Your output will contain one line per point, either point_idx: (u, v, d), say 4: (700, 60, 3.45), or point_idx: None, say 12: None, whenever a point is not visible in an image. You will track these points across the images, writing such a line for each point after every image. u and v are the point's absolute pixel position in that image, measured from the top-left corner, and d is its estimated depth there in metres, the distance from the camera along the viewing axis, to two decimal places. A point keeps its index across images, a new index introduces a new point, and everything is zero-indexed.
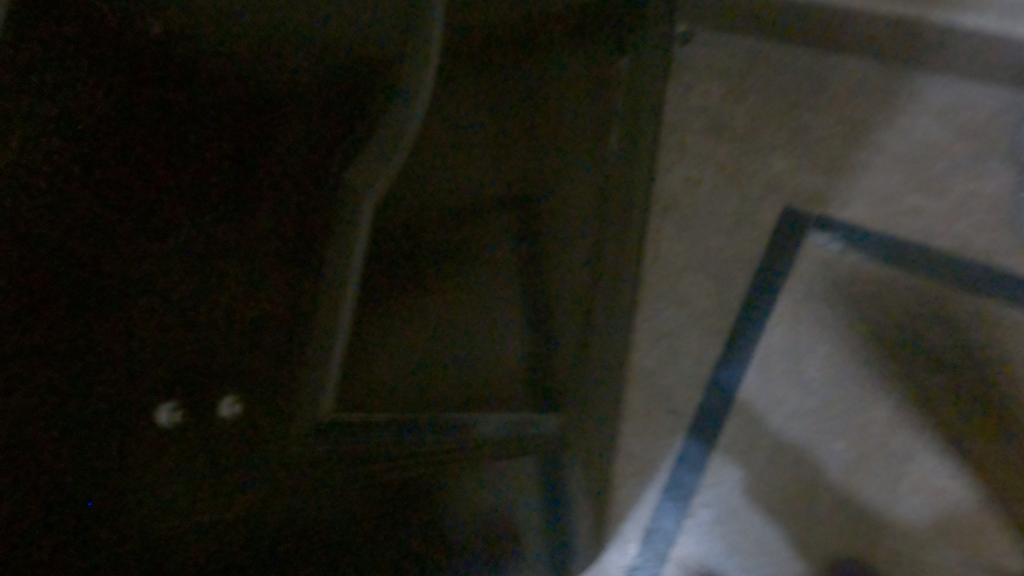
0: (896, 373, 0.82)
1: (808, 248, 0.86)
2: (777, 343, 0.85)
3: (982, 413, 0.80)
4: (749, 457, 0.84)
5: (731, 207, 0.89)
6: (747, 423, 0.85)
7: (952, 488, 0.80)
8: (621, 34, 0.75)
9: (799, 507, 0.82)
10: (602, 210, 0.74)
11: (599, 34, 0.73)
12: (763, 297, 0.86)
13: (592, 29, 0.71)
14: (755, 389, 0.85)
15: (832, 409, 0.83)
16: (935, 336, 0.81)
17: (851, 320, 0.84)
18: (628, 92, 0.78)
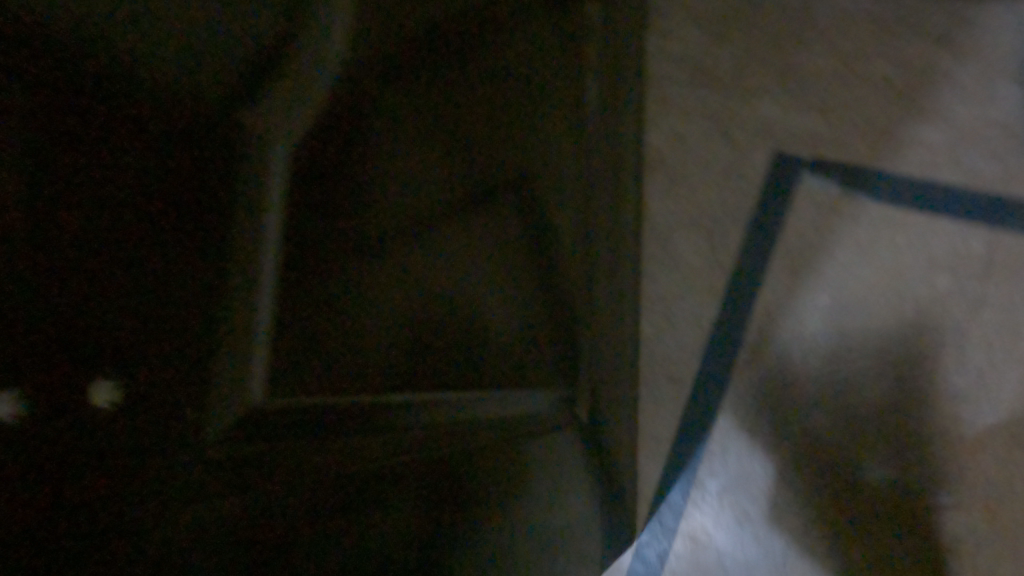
0: (907, 319, 0.77)
1: (805, 193, 0.80)
2: (779, 298, 0.79)
3: (999, 352, 0.75)
4: (754, 421, 0.78)
5: (722, 158, 0.82)
6: (751, 386, 0.78)
7: (973, 435, 0.75)
8: None
9: (812, 470, 0.77)
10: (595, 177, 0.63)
11: None
12: (759, 250, 0.80)
13: None
14: (756, 349, 0.79)
15: (840, 361, 0.77)
16: (946, 277, 0.77)
17: (856, 266, 0.78)
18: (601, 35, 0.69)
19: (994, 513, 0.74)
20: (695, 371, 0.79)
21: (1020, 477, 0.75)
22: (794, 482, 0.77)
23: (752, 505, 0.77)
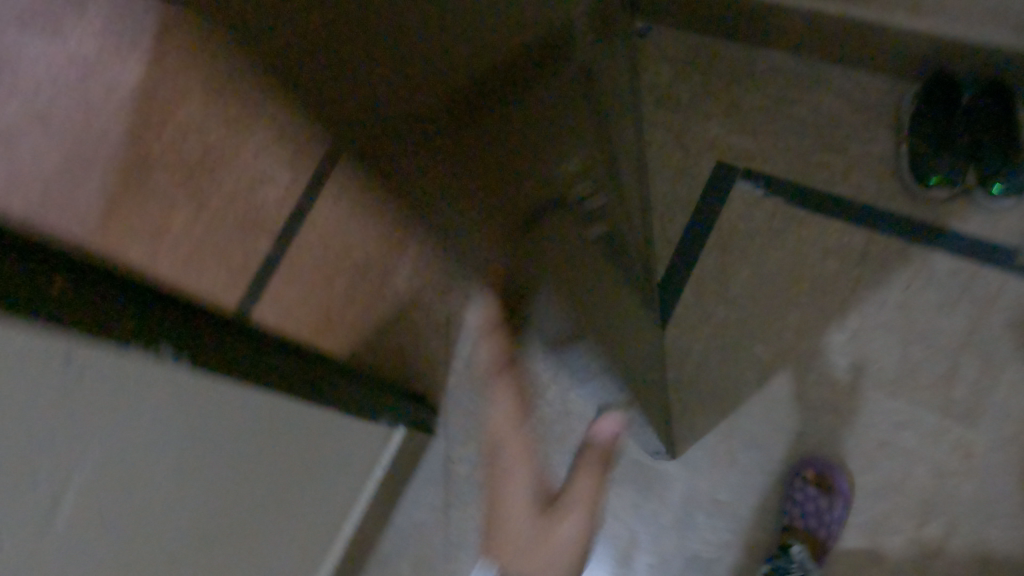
0: (803, 289, 0.96)
1: (736, 193, 1.02)
2: (706, 268, 1.01)
3: (869, 319, 0.93)
4: (681, 362, 0.98)
5: (675, 162, 1.06)
6: (682, 333, 0.99)
7: (851, 380, 0.92)
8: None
9: (718, 401, 0.95)
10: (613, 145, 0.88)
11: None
12: (697, 234, 1.02)
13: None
14: (686, 305, 1.00)
15: (749, 318, 0.97)
16: (834, 261, 0.96)
17: (767, 249, 0.99)
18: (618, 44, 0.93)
19: (864, 445, 0.89)
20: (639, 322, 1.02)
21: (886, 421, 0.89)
22: (702, 410, 0.95)
23: (683, 490, 0.94)
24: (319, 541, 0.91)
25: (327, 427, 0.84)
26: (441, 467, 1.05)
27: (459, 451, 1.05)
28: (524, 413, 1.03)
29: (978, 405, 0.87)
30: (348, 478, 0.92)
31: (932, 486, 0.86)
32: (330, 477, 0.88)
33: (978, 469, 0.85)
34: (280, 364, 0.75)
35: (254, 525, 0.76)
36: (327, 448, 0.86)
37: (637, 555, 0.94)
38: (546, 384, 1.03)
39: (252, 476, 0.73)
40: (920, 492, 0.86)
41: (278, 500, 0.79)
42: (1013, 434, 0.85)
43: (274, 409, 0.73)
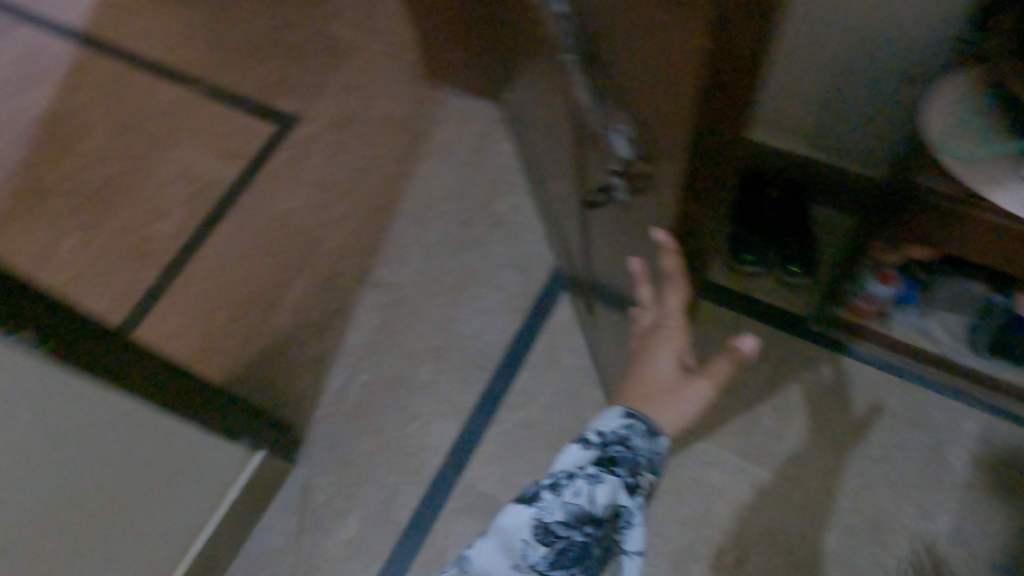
0: None
1: None
2: (558, 323, 1.15)
3: None
4: (529, 402, 1.09)
5: (541, 227, 1.24)
6: (532, 374, 1.11)
7: None
8: (520, 71, 1.11)
9: (555, 436, 1.06)
10: (570, 174, 1.02)
11: (522, 68, 1.09)
12: (553, 290, 1.18)
13: (522, 57, 1.06)
14: (538, 350, 1.13)
15: (585, 364, 1.11)
16: None
17: None
18: (532, 104, 1.12)
19: (676, 480, 1.01)
20: (499, 364, 1.13)
21: (695, 461, 1.02)
22: (540, 442, 1.06)
23: None
24: (156, 561, 0.92)
25: (176, 445, 0.89)
26: (300, 493, 1.07)
27: (319, 479, 1.08)
28: (384, 444, 1.09)
29: (770, 449, 1.02)
30: (194, 500, 0.95)
31: (726, 518, 0.98)
32: (172, 495, 0.91)
33: (766, 505, 0.98)
34: (118, 362, 0.75)
35: (87, 530, 0.80)
36: (172, 465, 0.89)
37: None
38: (408, 416, 1.11)
39: (88, 487, 0.78)
40: (718, 524, 0.98)
41: (121, 503, 0.84)
42: (795, 473, 1.00)
43: (129, 412, 0.80)
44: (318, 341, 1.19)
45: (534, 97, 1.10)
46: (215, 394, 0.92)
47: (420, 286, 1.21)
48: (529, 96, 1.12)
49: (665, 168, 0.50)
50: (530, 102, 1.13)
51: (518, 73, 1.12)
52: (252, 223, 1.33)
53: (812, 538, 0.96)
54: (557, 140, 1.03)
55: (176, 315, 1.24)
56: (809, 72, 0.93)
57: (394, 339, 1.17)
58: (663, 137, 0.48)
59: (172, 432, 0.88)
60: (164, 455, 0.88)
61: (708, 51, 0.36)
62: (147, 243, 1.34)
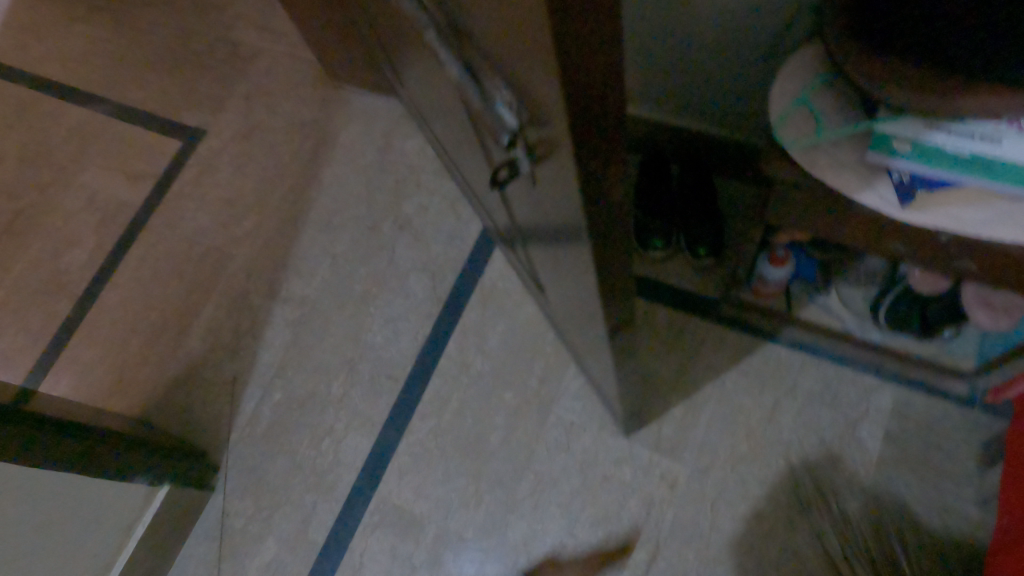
0: (546, 342, 1.09)
1: (498, 255, 1.16)
2: (468, 325, 1.12)
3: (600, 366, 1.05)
4: (440, 410, 1.07)
5: (448, 226, 1.21)
6: (443, 380, 1.09)
7: (579, 421, 1.03)
8: (402, 69, 1.06)
9: (467, 444, 1.04)
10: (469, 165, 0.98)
11: (401, 66, 1.05)
12: (462, 291, 1.15)
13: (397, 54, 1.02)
14: (448, 355, 1.11)
15: (494, 366, 1.09)
16: None
17: (521, 306, 1.12)
18: (422, 100, 1.08)
19: (590, 483, 0.99)
20: (409, 372, 1.11)
21: (607, 461, 1.00)
22: (452, 450, 1.05)
23: (433, 530, 1.01)
24: None
25: (61, 498, 0.88)
26: (217, 521, 1.07)
27: (235, 505, 1.07)
28: (298, 465, 1.08)
29: (683, 439, 0.99)
30: (94, 545, 0.93)
31: (639, 515, 0.96)
32: (68, 552, 0.90)
33: (679, 498, 0.96)
34: None
35: None
36: (62, 520, 0.88)
37: None
38: (322, 433, 1.09)
39: None
40: (631, 522, 0.96)
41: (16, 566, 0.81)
42: (709, 464, 0.97)
43: None
44: (230, 364, 1.17)
45: (421, 95, 1.07)
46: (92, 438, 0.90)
47: (329, 298, 1.19)
48: (417, 93, 1.08)
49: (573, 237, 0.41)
50: (420, 98, 1.09)
51: (402, 71, 1.08)
52: (161, 247, 1.30)
53: (726, 529, 0.94)
54: (449, 133, 0.99)
55: (90, 349, 1.22)
56: (684, 39, 0.88)
57: (305, 356, 1.15)
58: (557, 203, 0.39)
59: (45, 482, 0.85)
60: (49, 512, 0.86)
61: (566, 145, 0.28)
62: (56, 275, 1.29)
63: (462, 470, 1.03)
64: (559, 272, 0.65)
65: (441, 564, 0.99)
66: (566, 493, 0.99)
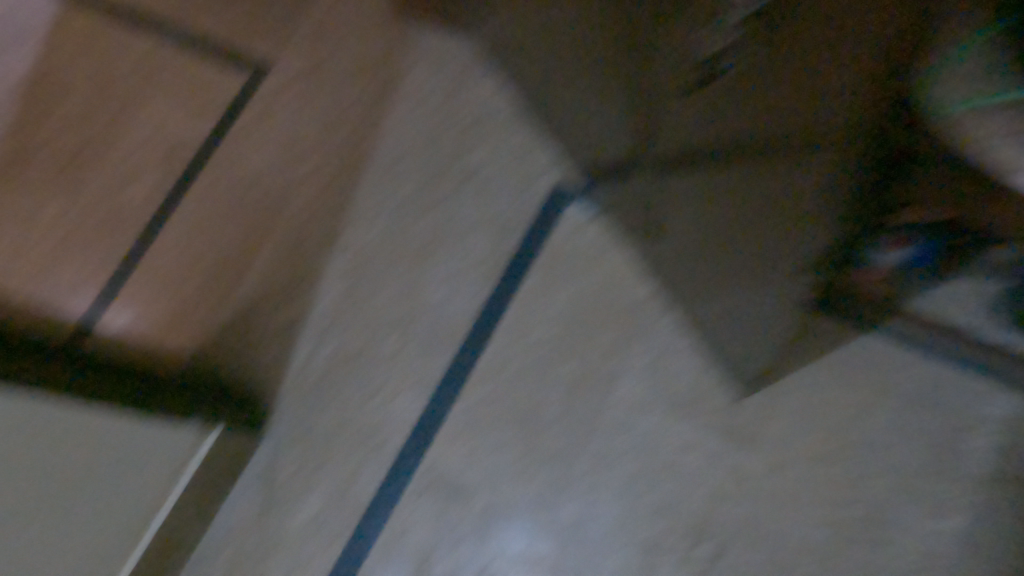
0: (614, 314, 1.01)
1: (566, 217, 1.08)
2: (531, 289, 1.05)
3: (670, 346, 0.97)
4: (496, 377, 1.01)
5: (513, 182, 1.13)
6: (501, 345, 1.03)
7: (643, 402, 0.95)
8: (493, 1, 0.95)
9: (522, 417, 0.99)
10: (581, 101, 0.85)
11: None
12: (526, 252, 1.07)
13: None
14: (508, 320, 1.04)
15: (555, 335, 1.02)
16: (645, 286, 1.01)
17: (586, 275, 1.04)
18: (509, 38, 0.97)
19: (651, 471, 0.92)
20: (465, 336, 1.05)
21: (672, 449, 0.92)
22: (505, 420, 0.99)
23: (481, 502, 0.96)
24: (107, 553, 0.90)
25: (116, 440, 0.85)
26: (265, 470, 1.05)
27: (283, 455, 1.05)
28: (347, 421, 1.05)
29: (758, 432, 0.91)
30: (146, 490, 0.92)
31: (702, 510, 0.89)
32: (120, 491, 0.88)
33: (748, 495, 0.89)
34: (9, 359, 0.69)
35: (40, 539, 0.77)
36: (116, 462, 0.85)
37: (434, 563, 0.95)
38: (372, 391, 1.06)
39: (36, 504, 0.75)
40: (693, 516, 0.89)
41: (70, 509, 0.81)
42: (784, 462, 0.89)
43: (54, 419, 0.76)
44: (283, 311, 1.14)
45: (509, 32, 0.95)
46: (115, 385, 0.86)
47: (386, 250, 1.13)
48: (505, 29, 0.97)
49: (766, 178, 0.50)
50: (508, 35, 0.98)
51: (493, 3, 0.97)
52: (219, 181, 1.23)
53: (798, 533, 0.87)
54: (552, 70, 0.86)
55: (145, 287, 1.17)
56: None
57: (360, 309, 1.11)
58: (751, 153, 0.49)
59: (104, 425, 0.83)
60: (103, 452, 0.83)
61: (846, 91, 0.37)
62: (115, 205, 1.20)
63: (515, 444, 0.98)
64: (724, 220, 0.62)
65: (488, 537, 0.95)
66: (626, 480, 0.92)
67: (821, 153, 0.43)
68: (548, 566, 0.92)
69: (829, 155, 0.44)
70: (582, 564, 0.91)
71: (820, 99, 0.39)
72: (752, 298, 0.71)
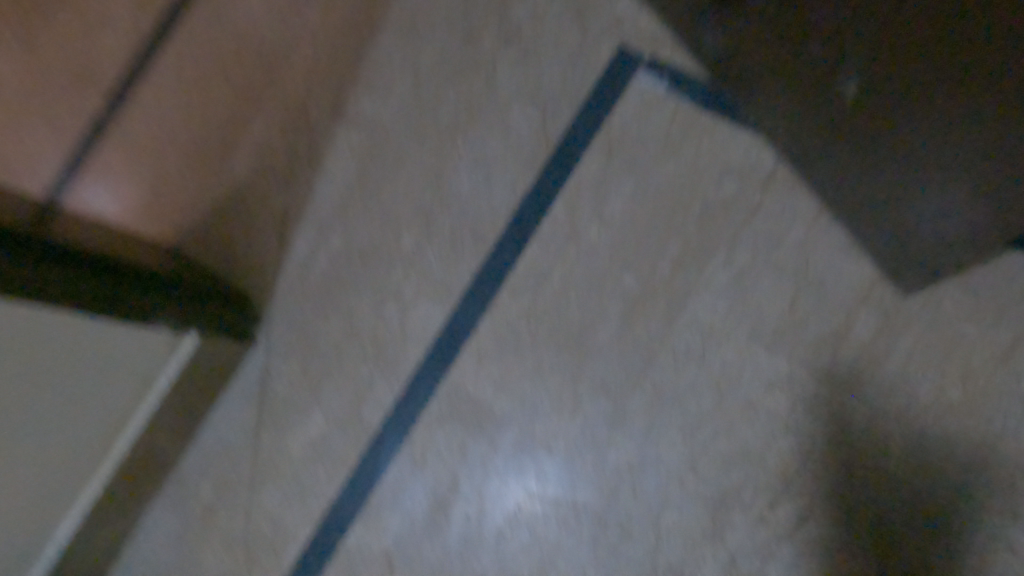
0: (692, 214, 0.80)
1: (634, 87, 0.84)
2: (586, 180, 0.84)
3: (762, 257, 0.77)
4: (537, 288, 0.83)
5: (570, 43, 0.87)
6: (544, 248, 0.84)
7: (720, 326, 0.77)
8: None
9: (569, 337, 0.81)
10: None
11: None
12: (580, 132, 0.85)
13: None
14: (556, 217, 0.84)
15: (613, 238, 0.82)
16: (733, 182, 0.79)
17: (658, 163, 0.82)
18: None
19: (731, 412, 0.75)
20: (501, 235, 0.85)
21: (759, 385, 0.75)
22: (552, 339, 0.81)
23: (515, 435, 0.80)
24: (69, 468, 0.77)
25: (62, 345, 0.68)
26: (258, 383, 0.89)
27: (279, 366, 0.89)
28: (356, 332, 0.88)
29: (866, 371, 0.72)
30: (112, 398, 0.77)
31: (791, 461, 0.73)
32: (70, 407, 0.72)
33: (850, 447, 0.72)
34: None
35: None
36: (58, 373, 0.69)
37: (455, 502, 0.81)
38: (386, 297, 0.87)
39: None
40: (777, 467, 0.73)
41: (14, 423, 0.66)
42: (901, 410, 0.71)
43: None
44: (280, 196, 0.94)
45: None
46: (64, 269, 0.66)
47: (407, 126, 0.92)
48: None
49: (848, 134, 0.64)
50: None
51: None
52: (200, 31, 0.93)
53: (907, 494, 0.70)
54: None
55: (126, 157, 0.92)
56: None
57: (372, 199, 0.91)
58: (877, 152, 0.62)
59: (56, 324, 0.66)
60: (43, 363, 0.67)
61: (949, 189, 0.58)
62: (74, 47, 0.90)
63: (559, 368, 0.80)
64: (844, 175, 0.69)
65: (521, 477, 0.79)
66: (697, 421, 0.75)
67: (876, 138, 0.61)
68: (594, 515, 0.77)
69: (888, 228, 0.68)
70: (634, 516, 0.76)
71: (943, 159, 0.56)
72: (868, 221, 0.70)
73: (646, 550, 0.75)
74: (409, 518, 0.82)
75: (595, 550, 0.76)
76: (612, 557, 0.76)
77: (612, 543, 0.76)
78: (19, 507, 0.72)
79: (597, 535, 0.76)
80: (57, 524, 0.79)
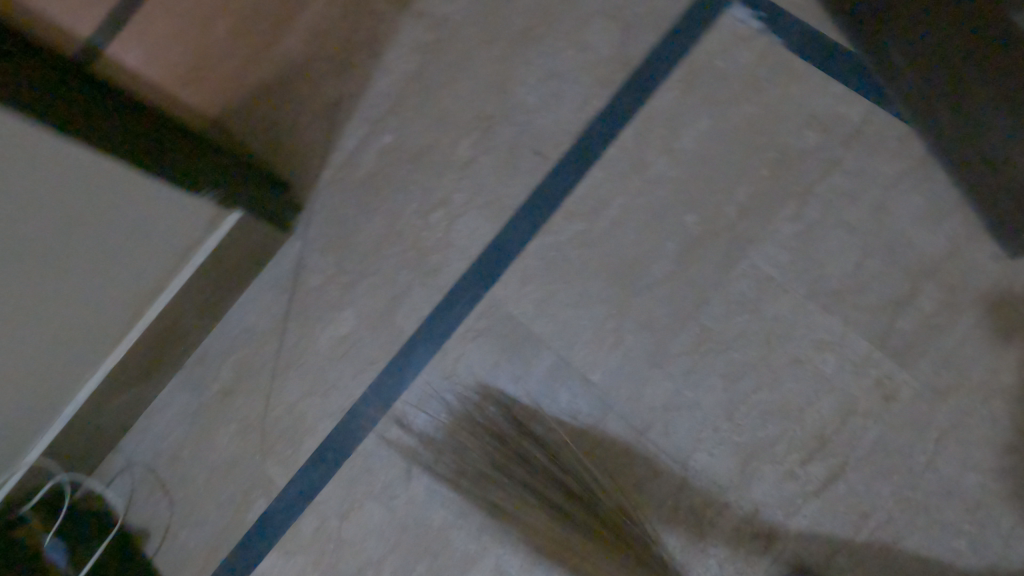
0: (767, 160, 0.77)
1: (726, 20, 0.80)
2: (660, 109, 0.80)
3: (833, 215, 0.74)
4: (593, 215, 0.80)
5: None
6: (607, 174, 0.80)
7: (778, 279, 0.75)
8: None
9: (620, 269, 0.78)
10: None
11: None
12: (661, 59, 0.81)
13: None
14: (624, 144, 0.81)
15: (680, 174, 0.78)
16: (815, 133, 0.76)
17: (739, 103, 0.78)
18: None
19: (776, 366, 0.73)
20: (564, 155, 0.82)
21: (808, 343, 0.73)
22: (601, 268, 0.79)
23: (552, 359, 0.79)
24: (99, 329, 0.75)
25: (109, 193, 0.65)
26: (291, 271, 0.87)
27: (315, 257, 0.86)
28: (398, 234, 0.85)
29: (921, 344, 0.71)
30: (150, 264, 0.75)
31: (829, 422, 0.72)
32: (109, 264, 0.70)
33: (891, 417, 0.71)
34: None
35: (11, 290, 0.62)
36: (105, 223, 0.67)
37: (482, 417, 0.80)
38: (434, 202, 0.84)
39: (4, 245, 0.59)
40: (815, 425, 0.72)
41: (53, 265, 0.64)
42: (949, 386, 0.70)
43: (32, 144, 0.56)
44: (332, 83, 0.89)
45: None
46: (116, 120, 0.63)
47: (476, 27, 0.86)
48: None
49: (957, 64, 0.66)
50: None
51: None
52: None
53: (940, 470, 0.70)
54: None
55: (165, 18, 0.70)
56: None
57: (431, 99, 0.86)
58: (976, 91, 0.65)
59: (104, 168, 0.63)
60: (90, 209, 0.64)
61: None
62: None
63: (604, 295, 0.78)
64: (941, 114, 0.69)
65: (553, 402, 0.78)
66: (739, 370, 0.74)
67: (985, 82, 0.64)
68: (621, 448, 0.76)
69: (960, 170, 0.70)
70: (660, 454, 0.75)
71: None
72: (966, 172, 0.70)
73: (670, 488, 0.75)
74: (432, 426, 0.81)
75: (618, 481, 0.76)
76: (632, 490, 0.75)
77: (634, 477, 0.76)
78: (46, 358, 0.71)
79: (621, 467, 0.76)
80: (79, 386, 0.77)
